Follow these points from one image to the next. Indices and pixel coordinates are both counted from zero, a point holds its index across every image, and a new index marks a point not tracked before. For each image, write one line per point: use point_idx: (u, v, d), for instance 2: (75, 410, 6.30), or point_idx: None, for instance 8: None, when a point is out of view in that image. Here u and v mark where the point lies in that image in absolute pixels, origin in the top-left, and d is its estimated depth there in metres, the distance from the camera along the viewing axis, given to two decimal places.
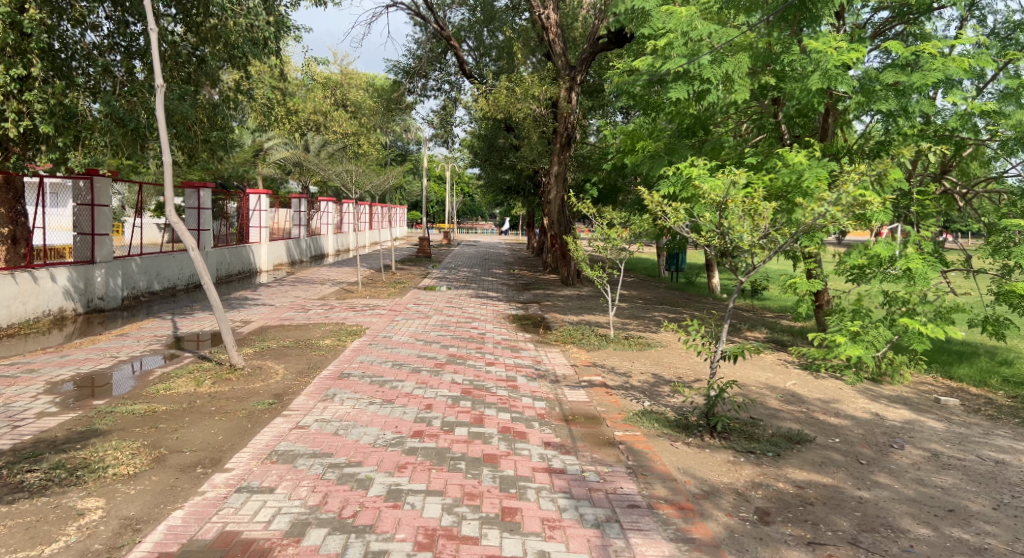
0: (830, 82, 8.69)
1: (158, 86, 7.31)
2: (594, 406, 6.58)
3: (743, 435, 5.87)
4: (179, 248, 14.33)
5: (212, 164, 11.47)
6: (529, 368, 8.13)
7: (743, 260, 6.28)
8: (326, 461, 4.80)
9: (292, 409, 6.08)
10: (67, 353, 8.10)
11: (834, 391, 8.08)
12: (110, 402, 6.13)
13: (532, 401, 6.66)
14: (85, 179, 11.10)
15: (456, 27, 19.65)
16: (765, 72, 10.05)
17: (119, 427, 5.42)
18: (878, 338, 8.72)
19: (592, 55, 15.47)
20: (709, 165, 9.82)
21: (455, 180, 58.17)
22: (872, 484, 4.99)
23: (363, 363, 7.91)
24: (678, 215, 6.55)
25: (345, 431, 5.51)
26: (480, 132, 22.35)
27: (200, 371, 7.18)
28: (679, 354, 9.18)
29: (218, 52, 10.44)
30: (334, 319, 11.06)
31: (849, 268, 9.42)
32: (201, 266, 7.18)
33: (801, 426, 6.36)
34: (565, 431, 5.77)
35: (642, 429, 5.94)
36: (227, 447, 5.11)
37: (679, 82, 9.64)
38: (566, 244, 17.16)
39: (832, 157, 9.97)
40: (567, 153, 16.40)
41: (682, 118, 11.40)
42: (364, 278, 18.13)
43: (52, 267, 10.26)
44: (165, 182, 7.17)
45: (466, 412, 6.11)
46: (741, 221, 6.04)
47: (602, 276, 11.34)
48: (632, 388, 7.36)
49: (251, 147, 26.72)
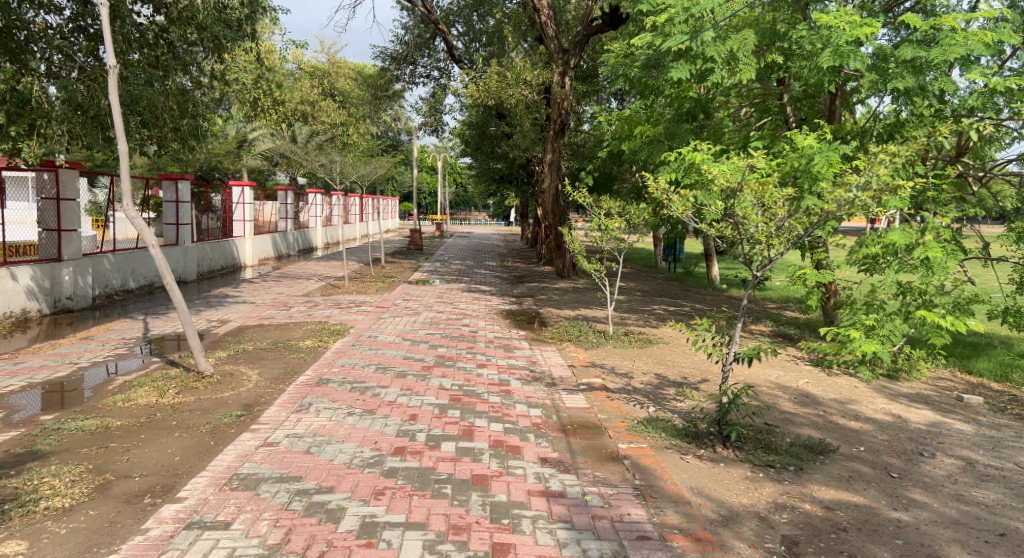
0: (840, 59, 8.14)
1: (111, 67, 6.59)
2: (595, 413, 6.03)
3: (759, 445, 5.32)
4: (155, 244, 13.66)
5: (186, 154, 10.80)
6: (523, 370, 7.56)
7: (759, 252, 5.62)
8: (294, 488, 4.23)
9: (262, 423, 5.49)
10: (22, 360, 7.47)
11: (850, 391, 7.56)
12: (59, 417, 5.53)
13: (526, 408, 6.10)
14: (50, 171, 10.51)
15: (444, 11, 18.88)
16: (772, 50, 9.42)
17: (63, 447, 4.82)
18: (893, 332, 8.25)
19: (586, 38, 14.66)
20: (713, 150, 9.27)
21: (446, 171, 57.42)
22: (909, 503, 4.45)
23: (344, 367, 7.33)
24: (685, 204, 5.92)
25: (319, 449, 4.92)
26: (470, 120, 21.71)
27: (165, 378, 6.58)
28: (682, 352, 8.62)
29: (191, 36, 9.82)
30: (317, 318, 10.48)
31: (860, 257, 8.84)
32: (162, 264, 6.55)
33: (819, 432, 5.82)
34: (564, 444, 5.21)
35: (649, 441, 5.38)
36: (183, 471, 4.51)
37: (680, 62, 9.00)
38: (561, 235, 16.61)
39: (844, 141, 9.37)
40: (561, 140, 15.82)
41: (682, 101, 10.77)
42: (352, 273, 17.53)
43: (12, 265, 9.63)
44: (119, 171, 6.47)
45: (455, 423, 5.54)
46: (757, 210, 5.45)
47: (599, 269, 10.77)
48: (634, 392, 6.82)
49: (235, 139, 25.90)
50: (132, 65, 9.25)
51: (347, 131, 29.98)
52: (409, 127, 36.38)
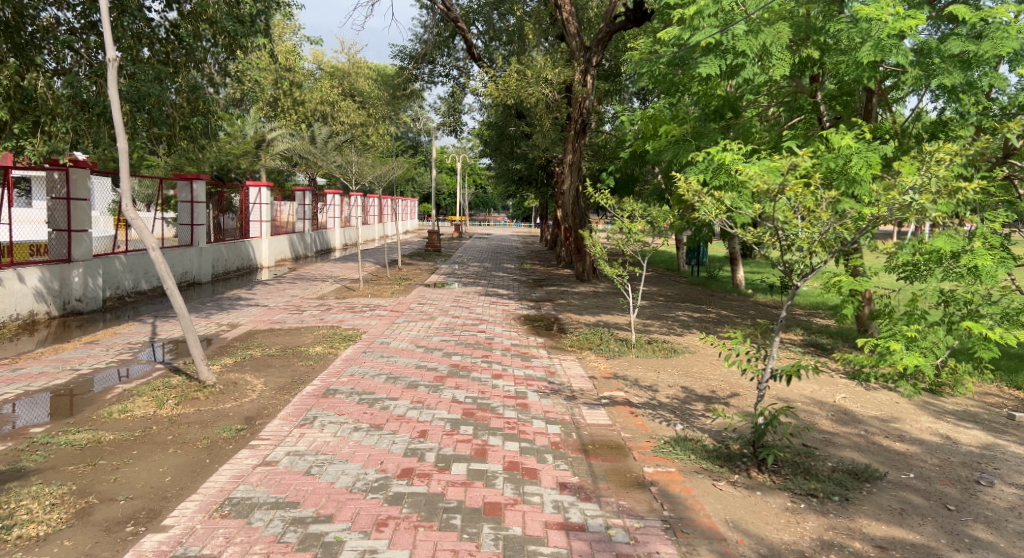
0: (882, 54, 7.63)
1: (111, 61, 6.27)
2: (618, 431, 5.61)
3: (797, 469, 4.88)
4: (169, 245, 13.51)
5: (196, 153, 10.53)
6: (541, 381, 7.15)
7: (800, 260, 5.11)
8: (289, 516, 3.88)
9: (262, 438, 5.15)
10: (21, 365, 7.22)
11: (891, 407, 7.04)
12: (50, 429, 5.24)
13: (544, 424, 5.70)
14: (61, 171, 10.26)
15: (464, 10, 18.55)
16: (806, 44, 8.91)
17: (49, 465, 4.52)
18: (937, 344, 7.76)
19: (608, 35, 14.30)
20: (744, 149, 8.80)
21: (465, 172, 57.24)
22: (973, 542, 3.98)
23: (353, 377, 6.96)
24: (718, 207, 5.44)
25: (320, 470, 4.57)
26: (490, 120, 21.35)
27: (166, 388, 6.27)
28: (709, 363, 8.17)
29: (204, 31, 9.52)
30: (328, 322, 10.16)
31: (900, 264, 8.32)
32: (162, 268, 6.25)
33: (863, 455, 5.35)
34: (585, 467, 4.80)
35: (677, 464, 4.95)
36: (172, 494, 4.19)
37: (710, 57, 8.51)
38: (582, 238, 16.19)
39: (883, 141, 8.83)
40: (583, 140, 15.41)
41: (709, 99, 10.27)
42: (368, 275, 17.25)
43: (20, 266, 9.42)
44: (118, 170, 6.14)
45: (467, 442, 5.16)
46: (797, 214, 4.97)
47: (621, 273, 10.32)
48: (660, 407, 6.38)
49: (253, 138, 25.73)
50: (142, 61, 8.97)
51: (366, 132, 29.84)
52: (428, 127, 36.23)
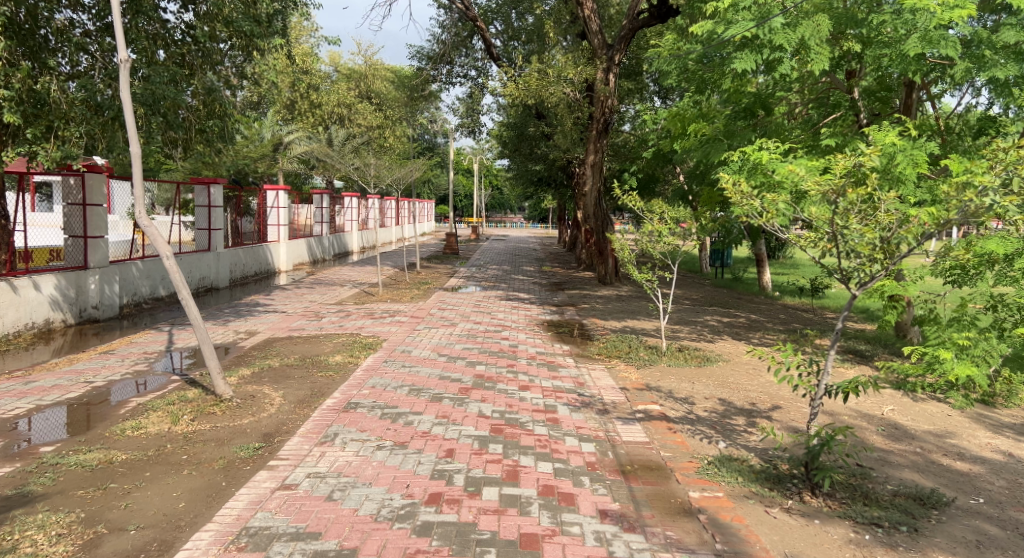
0: (930, 46, 7.24)
1: (123, 62, 6.04)
2: (657, 450, 5.28)
3: (854, 493, 4.53)
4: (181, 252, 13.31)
5: (212, 157, 10.34)
6: (571, 393, 6.82)
7: (858, 267, 4.64)
8: (311, 549, 3.60)
9: (281, 458, 4.87)
10: (34, 378, 7.00)
11: (944, 421, 6.63)
12: (61, 448, 5.00)
13: (578, 442, 5.37)
14: (76, 175, 10.10)
15: (482, 9, 18.29)
16: (846, 38, 8.56)
17: (57, 489, 4.26)
18: (990, 352, 7.28)
19: (631, 32, 13.93)
20: (781, 149, 8.41)
21: (481, 173, 57.00)
22: None
23: (374, 389, 6.67)
24: (768, 210, 5.00)
25: (342, 494, 4.27)
26: (509, 121, 21.04)
27: (182, 402, 6.02)
28: (746, 373, 7.78)
29: (220, 32, 9.31)
30: (348, 329, 9.91)
31: (948, 270, 7.91)
32: (177, 276, 5.99)
33: (924, 477, 4.95)
34: (625, 492, 4.48)
35: (724, 488, 4.61)
36: (186, 523, 3.92)
37: (745, 52, 8.14)
38: (605, 241, 15.86)
39: (929, 138, 8.39)
40: (605, 140, 15.05)
41: (740, 97, 9.89)
42: (386, 279, 17.03)
43: (35, 274, 9.25)
44: (131, 175, 5.91)
45: (497, 462, 4.85)
46: (856, 216, 4.55)
47: (651, 278, 9.95)
48: (699, 422, 6.03)
49: (270, 141, 25.58)
50: (158, 63, 8.71)
51: (383, 134, 29.68)
52: (445, 129, 36.04)
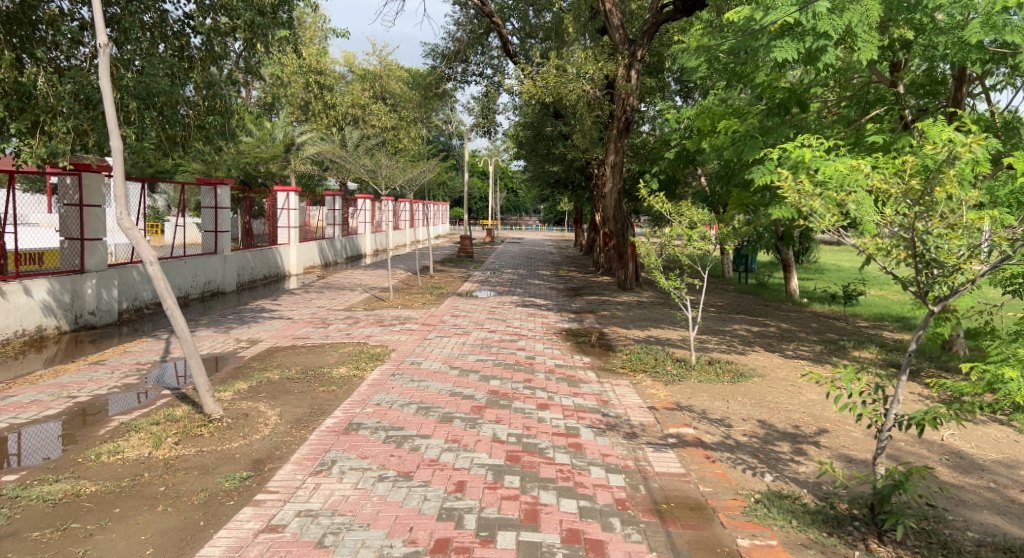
0: (993, 32, 6.56)
1: (104, 49, 5.49)
2: (695, 485, 4.65)
3: (933, 541, 3.87)
4: (179, 261, 12.58)
5: (212, 155, 9.82)
6: (594, 414, 6.19)
7: (939, 279, 3.94)
8: None
9: (271, 491, 4.31)
10: (14, 392, 6.50)
11: (1013, 448, 5.93)
12: (26, 477, 4.48)
13: (605, 474, 4.75)
14: (72, 175, 9.61)
15: (499, 6, 17.74)
16: (895, 25, 7.88)
17: (10, 530, 3.74)
18: None
19: (654, 26, 13.25)
20: (824, 146, 7.72)
21: (496, 175, 56.59)
22: None
23: (379, 407, 6.08)
24: (834, 213, 4.28)
25: (335, 540, 3.69)
26: (526, 121, 20.46)
27: (167, 422, 5.47)
28: (784, 391, 7.11)
29: (223, 24, 8.84)
30: (356, 338, 9.35)
31: (1009, 278, 7.15)
32: (162, 284, 5.46)
33: (1008, 521, 4.28)
34: (663, 539, 3.87)
35: (777, 533, 3.99)
36: None
37: (786, 40, 7.47)
38: (625, 246, 15.19)
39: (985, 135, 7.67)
40: (625, 139, 14.32)
41: (773, 91, 9.24)
42: (398, 283, 16.47)
43: (27, 278, 8.79)
44: (113, 171, 5.38)
45: (513, 499, 4.25)
46: (940, 219, 3.85)
47: (679, 286, 9.28)
48: (740, 449, 5.38)
49: (283, 141, 25.19)
50: (154, 56, 8.20)
51: (397, 136, 29.09)
52: (461, 131, 35.60)
